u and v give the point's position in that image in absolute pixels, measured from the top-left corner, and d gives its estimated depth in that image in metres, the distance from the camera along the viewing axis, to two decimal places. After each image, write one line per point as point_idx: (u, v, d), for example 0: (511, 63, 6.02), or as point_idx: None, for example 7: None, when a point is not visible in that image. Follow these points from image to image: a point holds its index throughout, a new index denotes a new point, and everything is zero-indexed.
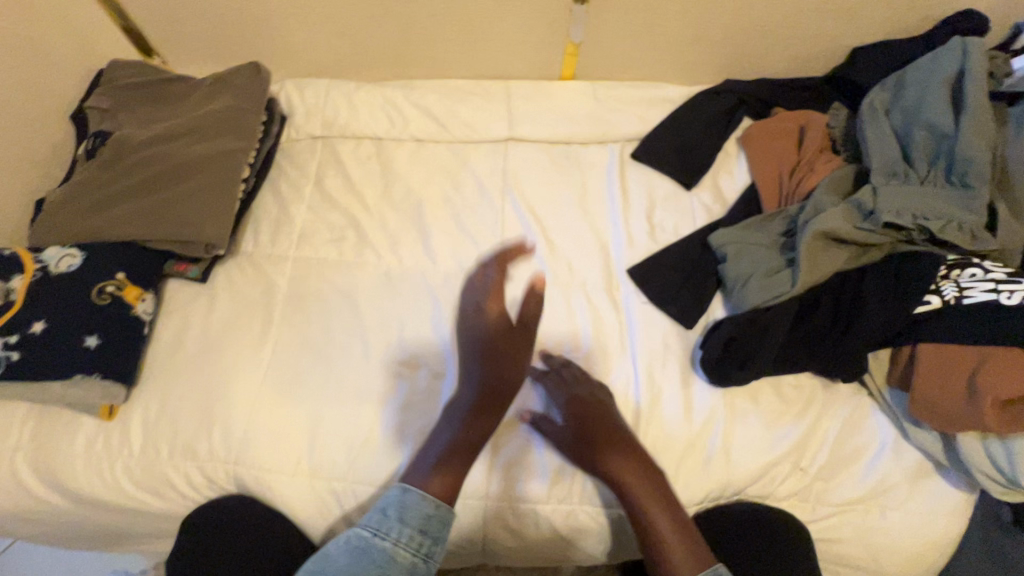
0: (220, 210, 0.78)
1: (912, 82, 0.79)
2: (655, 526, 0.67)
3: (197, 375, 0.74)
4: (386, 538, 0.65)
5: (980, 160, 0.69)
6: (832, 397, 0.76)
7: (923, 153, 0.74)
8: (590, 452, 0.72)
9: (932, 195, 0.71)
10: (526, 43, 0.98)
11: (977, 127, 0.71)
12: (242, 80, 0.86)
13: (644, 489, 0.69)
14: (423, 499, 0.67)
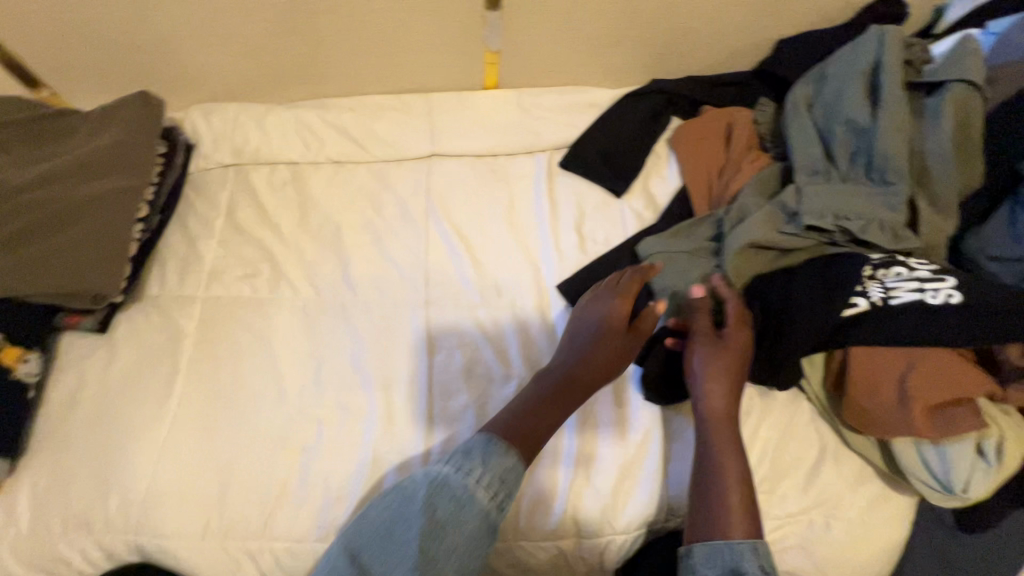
0: (113, 255, 0.73)
1: (832, 75, 0.76)
2: (727, 473, 0.64)
3: (91, 437, 0.68)
4: (467, 476, 0.61)
5: (896, 157, 0.68)
6: (770, 406, 0.74)
7: (843, 149, 0.73)
8: (719, 382, 0.68)
9: (853, 193, 0.69)
10: (445, 53, 0.94)
11: (894, 121, 0.69)
12: (130, 110, 0.80)
13: (729, 430, 0.67)
14: (506, 452, 0.63)
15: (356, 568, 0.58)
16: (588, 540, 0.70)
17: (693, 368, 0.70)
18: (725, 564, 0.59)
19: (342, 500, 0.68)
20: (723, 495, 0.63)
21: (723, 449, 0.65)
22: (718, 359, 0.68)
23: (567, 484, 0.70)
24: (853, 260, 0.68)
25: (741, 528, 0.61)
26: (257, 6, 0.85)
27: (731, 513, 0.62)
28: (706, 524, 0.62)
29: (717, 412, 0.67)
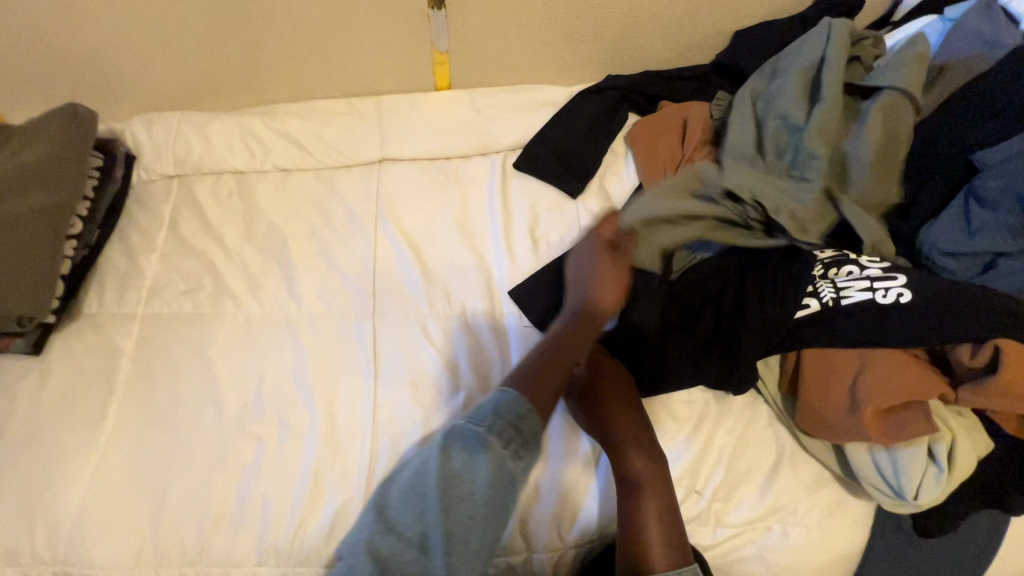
0: (39, 276, 0.71)
1: (781, 69, 0.76)
2: (642, 502, 0.63)
3: (19, 464, 0.66)
4: (479, 424, 0.58)
5: (820, 152, 0.68)
6: (726, 411, 0.72)
7: (774, 142, 0.72)
8: (614, 416, 0.67)
9: (773, 181, 0.68)
10: (392, 54, 0.91)
11: (824, 118, 0.69)
12: (56, 125, 0.77)
13: (645, 460, 0.65)
14: (519, 399, 0.60)
15: (382, 522, 0.55)
16: (538, 554, 0.68)
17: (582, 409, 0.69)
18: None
19: (281, 523, 0.65)
20: (642, 526, 0.61)
21: (638, 479, 0.64)
22: (608, 389, 0.69)
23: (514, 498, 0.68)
24: (804, 262, 0.67)
25: (663, 556, 0.59)
26: (192, 10, 0.82)
27: (650, 544, 0.60)
28: (628, 552, 0.61)
29: (629, 448, 0.65)
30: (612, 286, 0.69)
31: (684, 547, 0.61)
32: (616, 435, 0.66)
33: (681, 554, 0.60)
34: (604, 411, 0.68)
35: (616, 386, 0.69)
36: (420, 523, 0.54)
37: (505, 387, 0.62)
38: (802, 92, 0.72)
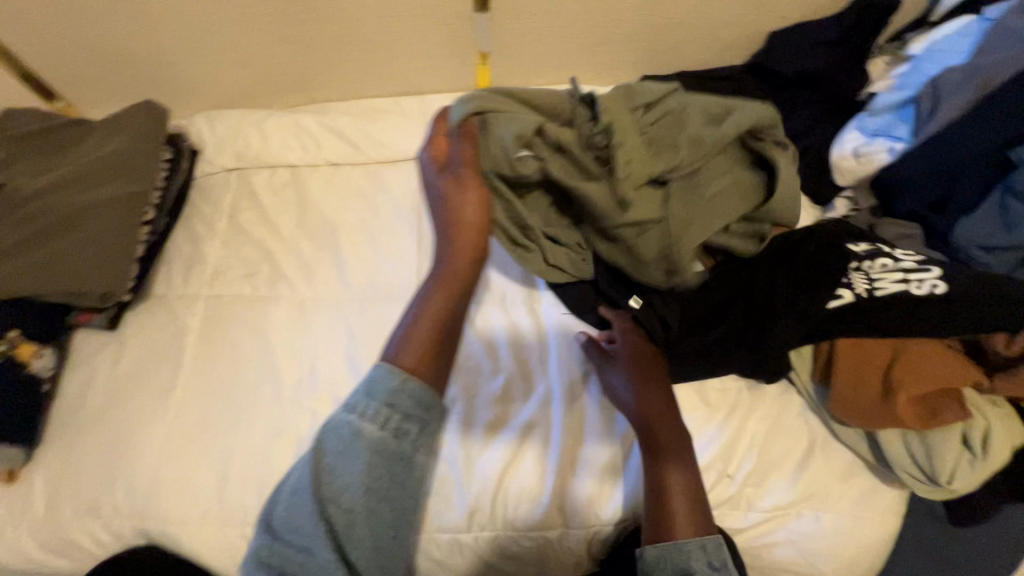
0: (116, 257, 0.76)
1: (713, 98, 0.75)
2: (667, 473, 0.65)
3: (101, 428, 0.72)
4: (353, 412, 0.66)
5: (675, 162, 0.69)
6: (758, 399, 0.74)
7: (658, 121, 0.72)
8: (649, 401, 0.69)
9: (628, 136, 0.69)
10: (437, 56, 0.96)
11: (707, 133, 0.70)
12: (135, 120, 0.84)
13: (673, 443, 0.67)
14: (390, 371, 0.67)
15: (271, 533, 0.64)
16: (573, 530, 0.71)
17: (616, 391, 0.71)
18: (677, 564, 0.62)
19: None
20: (670, 502, 0.64)
21: (665, 464, 0.66)
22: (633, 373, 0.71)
23: (552, 477, 0.71)
24: (838, 257, 0.69)
25: (689, 528, 0.63)
26: (254, 15, 0.88)
27: (676, 516, 0.63)
28: (656, 524, 0.63)
29: (660, 433, 0.68)
30: (470, 205, 0.73)
31: (709, 523, 0.64)
32: (648, 421, 0.68)
33: (705, 527, 0.64)
34: (636, 391, 0.70)
35: (646, 364, 0.72)
36: (311, 524, 0.62)
37: (385, 362, 0.68)
38: (706, 108, 0.71)
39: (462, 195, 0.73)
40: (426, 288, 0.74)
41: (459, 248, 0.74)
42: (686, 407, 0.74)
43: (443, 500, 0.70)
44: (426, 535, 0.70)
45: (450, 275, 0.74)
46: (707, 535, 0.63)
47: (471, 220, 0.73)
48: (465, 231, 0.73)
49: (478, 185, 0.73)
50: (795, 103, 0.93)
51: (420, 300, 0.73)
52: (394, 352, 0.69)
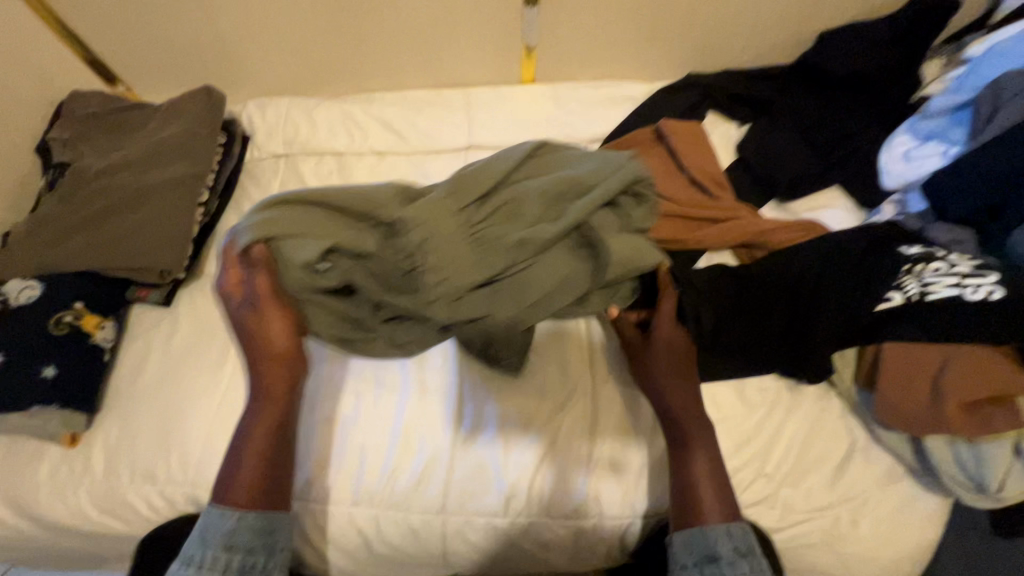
0: (173, 236, 0.79)
1: (550, 165, 0.72)
2: (692, 459, 0.66)
3: (156, 399, 0.75)
4: (188, 566, 0.59)
5: (520, 260, 0.63)
6: (799, 400, 0.74)
7: (491, 221, 0.65)
8: (672, 388, 0.70)
9: (443, 242, 0.62)
10: (483, 50, 0.97)
11: (536, 232, 0.63)
12: (195, 104, 0.87)
13: (696, 431, 0.68)
14: (221, 512, 0.62)
15: None
16: (607, 520, 0.72)
17: (644, 373, 0.72)
18: (702, 549, 0.61)
19: (376, 469, 0.72)
20: (697, 489, 0.64)
21: (692, 451, 0.67)
22: (659, 361, 0.71)
23: (589, 469, 0.72)
24: (888, 261, 0.70)
25: (715, 514, 0.63)
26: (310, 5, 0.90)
27: (705, 502, 0.64)
28: (684, 509, 0.64)
29: (683, 421, 0.68)
30: (273, 318, 0.68)
31: (735, 511, 0.64)
32: (671, 408, 0.69)
33: (732, 513, 0.63)
34: (668, 378, 0.70)
35: (680, 351, 0.71)
36: None
37: (217, 505, 0.64)
38: (541, 194, 0.66)
39: (263, 320, 0.69)
40: (244, 420, 0.69)
41: (261, 363, 0.70)
42: (726, 405, 0.74)
43: (482, 485, 0.72)
44: (463, 518, 0.72)
45: (271, 388, 0.70)
46: (733, 522, 0.62)
47: (279, 339, 0.69)
48: (259, 349, 0.69)
49: (284, 308, 0.68)
50: (842, 105, 0.92)
51: (239, 435, 0.68)
52: (223, 493, 0.65)
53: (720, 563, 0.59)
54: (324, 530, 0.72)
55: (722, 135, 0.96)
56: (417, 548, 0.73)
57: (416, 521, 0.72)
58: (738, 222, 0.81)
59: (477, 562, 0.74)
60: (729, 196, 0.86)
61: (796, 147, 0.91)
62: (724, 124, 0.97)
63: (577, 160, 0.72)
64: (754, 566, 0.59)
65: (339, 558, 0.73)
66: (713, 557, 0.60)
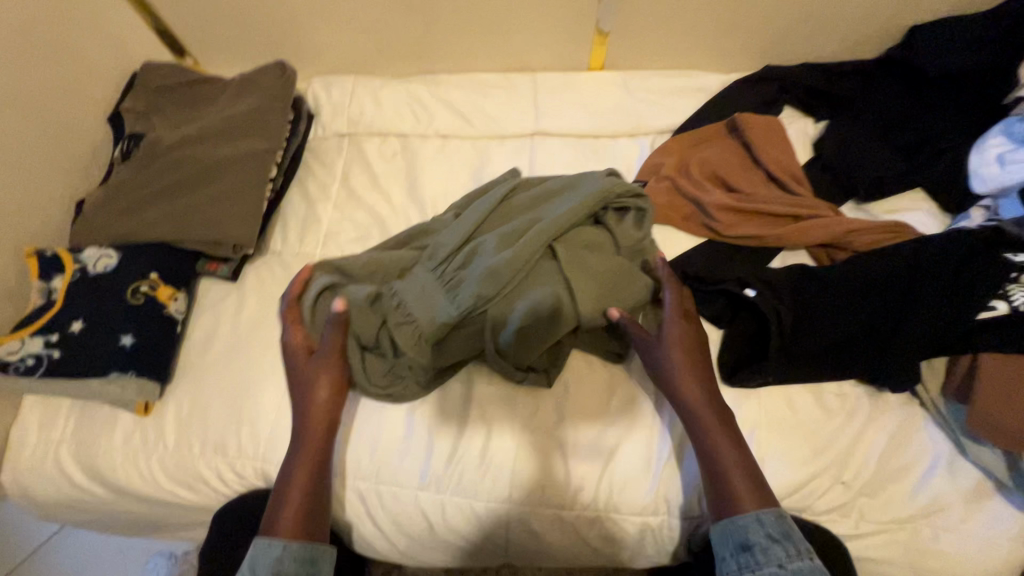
0: (246, 211, 0.80)
1: (547, 200, 0.78)
2: (718, 448, 0.64)
3: (226, 372, 0.75)
4: None
5: (488, 294, 0.68)
6: (880, 407, 0.72)
7: (457, 264, 0.72)
8: (687, 384, 0.67)
9: (432, 287, 0.71)
10: (554, 34, 0.95)
11: (501, 260, 0.69)
12: (268, 79, 0.88)
13: (714, 423, 0.65)
14: (269, 542, 0.61)
15: None
16: (675, 519, 0.70)
17: (661, 367, 0.68)
18: (733, 539, 0.59)
19: (442, 455, 0.71)
20: (730, 478, 0.62)
21: (716, 441, 0.64)
22: (674, 354, 0.68)
23: (660, 465, 0.71)
24: (995, 266, 0.68)
25: (750, 501, 0.61)
26: None
27: (739, 489, 0.61)
28: (716, 497, 0.63)
29: (702, 413, 0.66)
30: (325, 377, 0.69)
31: (769, 499, 0.61)
32: (689, 402, 0.66)
33: (766, 500, 0.61)
34: (682, 373, 0.67)
35: (689, 345, 0.69)
36: None
37: (264, 537, 0.61)
38: (501, 231, 0.72)
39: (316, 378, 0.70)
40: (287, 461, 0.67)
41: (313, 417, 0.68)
42: (804, 409, 0.72)
43: (550, 477, 0.71)
44: (528, 508, 0.71)
45: (314, 437, 0.68)
46: (766, 508, 0.60)
47: (327, 394, 0.69)
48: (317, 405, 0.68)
49: (341, 369, 0.70)
50: (931, 103, 0.88)
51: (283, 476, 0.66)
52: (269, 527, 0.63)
53: (754, 550, 0.57)
54: (389, 511, 0.72)
55: (798, 131, 0.93)
56: (478, 536, 0.73)
57: (481, 508, 0.71)
58: (823, 220, 0.79)
59: (536, 551, 0.74)
60: (809, 193, 0.84)
61: (880, 146, 0.87)
62: (800, 119, 0.94)
63: (557, 196, 0.79)
64: (789, 552, 0.56)
65: (402, 539, 0.73)
66: (745, 545, 0.58)
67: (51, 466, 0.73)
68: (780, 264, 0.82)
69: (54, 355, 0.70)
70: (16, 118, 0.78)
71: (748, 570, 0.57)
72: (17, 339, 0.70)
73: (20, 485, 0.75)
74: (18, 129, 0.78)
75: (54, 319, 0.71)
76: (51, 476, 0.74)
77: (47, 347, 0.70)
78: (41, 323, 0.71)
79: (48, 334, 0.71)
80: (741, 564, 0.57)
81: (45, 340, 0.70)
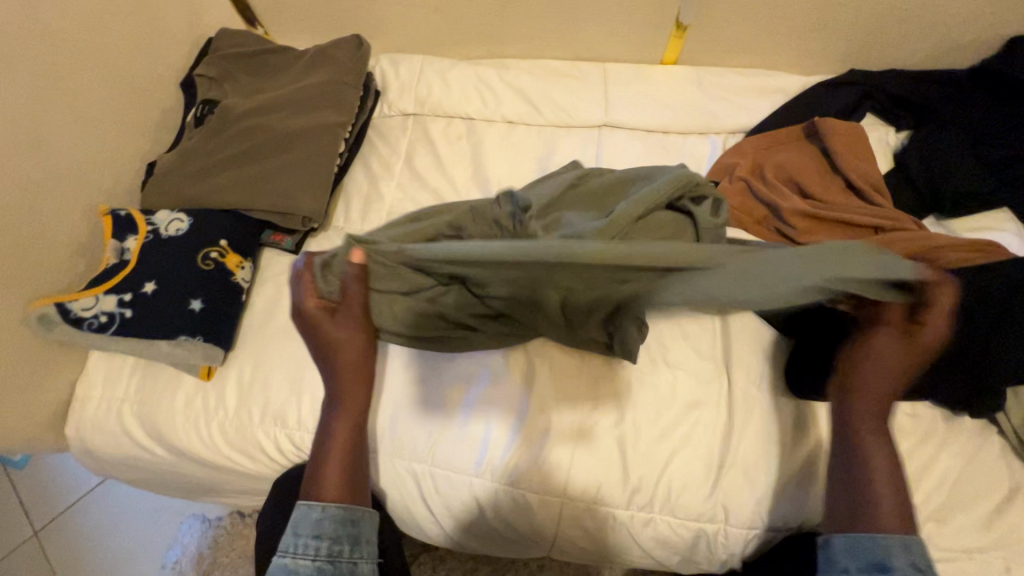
0: (316, 183, 0.80)
1: (619, 188, 0.76)
2: (873, 462, 0.61)
3: (287, 344, 0.75)
4: (287, 555, 0.59)
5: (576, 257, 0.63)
6: (953, 431, 0.69)
7: (539, 230, 0.67)
8: (889, 382, 0.62)
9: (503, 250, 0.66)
10: (633, 24, 0.92)
11: (590, 227, 0.65)
12: (343, 54, 0.89)
13: (874, 429, 0.63)
14: (310, 505, 0.62)
15: None
16: (733, 529, 0.68)
17: (875, 355, 0.62)
18: (871, 559, 0.56)
19: (497, 445, 0.71)
20: (875, 491, 0.60)
21: (869, 453, 0.62)
22: (896, 351, 0.61)
23: (721, 472, 0.69)
24: None
25: (891, 523, 0.58)
26: None
27: (879, 505, 0.59)
28: (846, 513, 0.60)
29: (879, 429, 0.62)
30: (352, 346, 0.68)
31: (911, 524, 0.58)
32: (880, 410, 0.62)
33: (909, 523, 0.58)
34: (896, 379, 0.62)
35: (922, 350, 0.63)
36: None
37: (305, 500, 0.63)
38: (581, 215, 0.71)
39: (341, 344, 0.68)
40: (325, 425, 0.68)
41: (346, 391, 0.68)
42: None
43: (607, 475, 0.69)
44: (582, 504, 0.70)
45: (352, 408, 0.67)
46: (910, 534, 0.57)
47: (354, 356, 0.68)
48: (351, 376, 0.68)
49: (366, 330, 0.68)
50: None
51: (321, 443, 0.66)
52: (312, 489, 0.64)
53: (893, 574, 0.55)
54: (440, 495, 0.72)
55: (878, 139, 0.89)
56: (527, 526, 0.73)
57: (533, 500, 0.70)
58: (907, 233, 0.75)
59: (585, 546, 0.74)
60: (890, 205, 0.80)
61: (969, 160, 0.83)
62: (881, 127, 0.90)
63: (628, 186, 0.77)
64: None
65: (451, 520, 0.74)
66: (883, 567, 0.55)
67: (115, 422, 0.75)
68: None
69: (126, 314, 0.71)
70: (98, 76, 0.78)
71: None
72: (91, 296, 0.71)
73: (83, 437, 0.77)
74: (99, 88, 0.78)
75: (127, 279, 0.72)
76: (114, 432, 0.75)
77: (120, 306, 0.71)
78: (113, 282, 0.72)
79: (122, 293, 0.71)
80: None
81: (118, 299, 0.71)
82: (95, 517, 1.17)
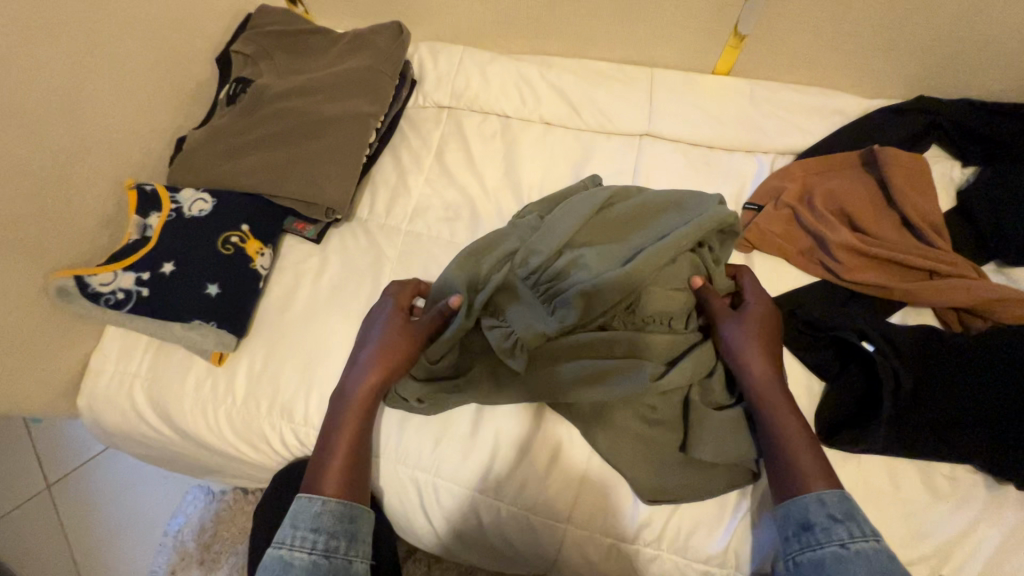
0: (343, 173, 0.78)
1: (646, 216, 0.72)
2: (780, 423, 0.61)
3: (300, 336, 0.74)
4: (282, 546, 0.57)
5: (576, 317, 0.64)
6: (997, 501, 0.64)
7: (551, 276, 0.67)
8: (752, 348, 0.64)
9: (524, 301, 0.68)
10: (686, 30, 0.87)
11: (607, 278, 0.64)
12: (382, 40, 0.86)
13: (775, 390, 0.63)
14: (310, 498, 0.60)
15: None
16: None
17: (727, 342, 0.66)
18: (794, 519, 0.56)
19: (500, 465, 0.68)
20: (797, 459, 0.59)
21: (778, 413, 0.61)
22: (738, 331, 0.66)
23: (736, 517, 0.65)
24: None
25: (815, 481, 0.57)
26: None
27: (802, 470, 0.58)
28: (780, 481, 0.59)
29: (766, 386, 0.63)
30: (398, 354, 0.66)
31: (835, 478, 0.58)
32: (758, 375, 0.63)
33: (831, 480, 0.57)
34: (754, 345, 0.64)
35: (769, 326, 0.66)
36: None
37: (306, 492, 0.61)
38: (603, 250, 0.67)
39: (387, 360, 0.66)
40: (331, 419, 0.66)
41: (358, 400, 0.65)
42: (907, 487, 0.65)
43: (615, 505, 0.67)
44: (586, 531, 0.67)
45: (358, 403, 0.65)
46: (829, 488, 0.56)
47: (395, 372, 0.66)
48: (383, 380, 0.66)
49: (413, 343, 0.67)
50: None
51: (326, 437, 0.65)
52: (314, 484, 0.62)
53: (815, 530, 0.54)
54: (440, 507, 0.70)
55: (941, 174, 0.83)
56: (528, 547, 0.70)
57: (536, 523, 0.68)
58: (966, 281, 0.70)
59: None
60: (948, 246, 0.74)
61: None
62: (945, 162, 0.84)
63: (660, 210, 0.72)
64: (854, 533, 0.53)
65: (449, 533, 0.72)
66: (805, 526, 0.55)
67: (125, 397, 0.75)
68: (901, 320, 0.74)
69: (143, 293, 0.70)
70: (133, 46, 0.77)
71: (811, 550, 0.54)
72: (109, 271, 0.70)
73: (94, 408, 0.77)
74: (135, 59, 0.77)
75: (146, 256, 0.71)
76: (124, 407, 0.75)
77: (137, 284, 0.70)
78: (132, 259, 0.71)
79: (140, 272, 0.71)
80: (803, 545, 0.55)
81: (136, 277, 0.71)
82: (104, 481, 1.19)
